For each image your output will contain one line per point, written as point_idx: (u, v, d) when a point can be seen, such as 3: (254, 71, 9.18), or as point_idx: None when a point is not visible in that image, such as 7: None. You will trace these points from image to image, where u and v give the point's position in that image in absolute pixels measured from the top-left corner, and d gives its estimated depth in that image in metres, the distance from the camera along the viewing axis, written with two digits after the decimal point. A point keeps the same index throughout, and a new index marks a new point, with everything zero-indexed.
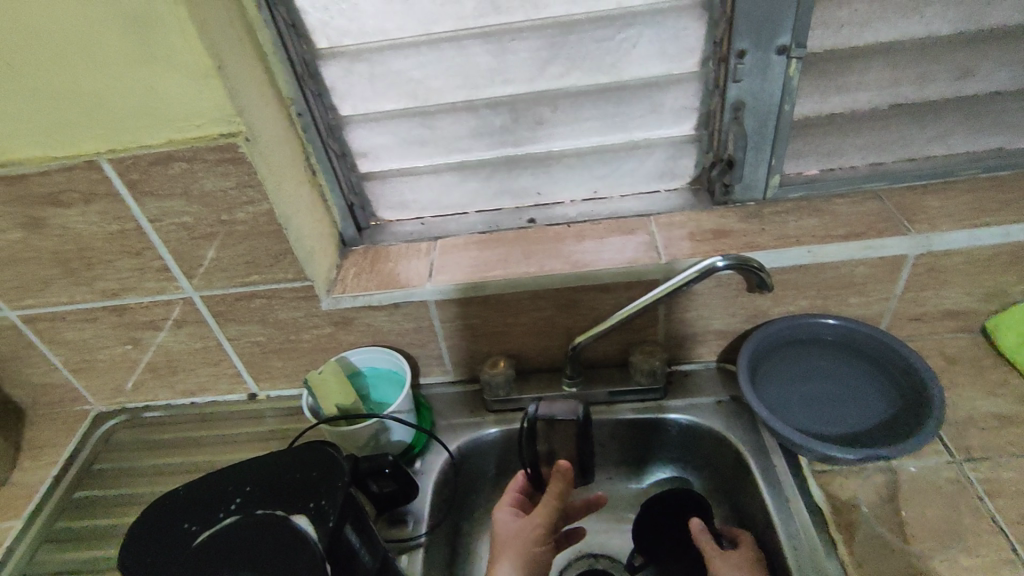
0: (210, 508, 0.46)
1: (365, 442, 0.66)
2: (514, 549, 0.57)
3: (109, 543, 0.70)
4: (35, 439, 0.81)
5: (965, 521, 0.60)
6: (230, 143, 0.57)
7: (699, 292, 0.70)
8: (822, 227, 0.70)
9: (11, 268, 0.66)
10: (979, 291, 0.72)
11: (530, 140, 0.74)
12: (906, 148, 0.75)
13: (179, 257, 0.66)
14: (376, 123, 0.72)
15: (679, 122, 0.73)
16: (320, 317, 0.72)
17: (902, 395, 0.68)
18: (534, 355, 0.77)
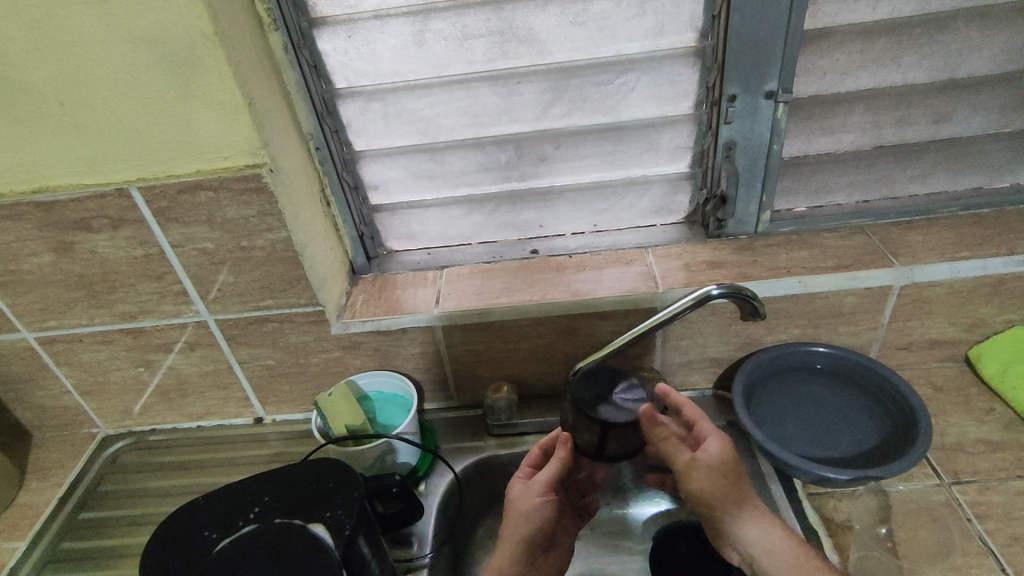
0: (231, 517, 0.48)
1: (372, 462, 0.68)
2: (512, 518, 0.61)
3: (113, 564, 0.71)
4: (42, 461, 0.82)
5: (956, 543, 0.62)
6: (255, 173, 0.61)
7: (695, 320, 0.73)
8: (811, 259, 0.74)
9: (35, 291, 0.69)
10: (962, 322, 0.75)
11: (534, 175, 0.78)
12: (889, 186, 0.79)
13: (198, 282, 0.69)
14: (389, 158, 0.76)
15: (674, 160, 0.77)
16: (329, 341, 0.75)
17: (893, 421, 0.70)
18: (535, 381, 0.80)
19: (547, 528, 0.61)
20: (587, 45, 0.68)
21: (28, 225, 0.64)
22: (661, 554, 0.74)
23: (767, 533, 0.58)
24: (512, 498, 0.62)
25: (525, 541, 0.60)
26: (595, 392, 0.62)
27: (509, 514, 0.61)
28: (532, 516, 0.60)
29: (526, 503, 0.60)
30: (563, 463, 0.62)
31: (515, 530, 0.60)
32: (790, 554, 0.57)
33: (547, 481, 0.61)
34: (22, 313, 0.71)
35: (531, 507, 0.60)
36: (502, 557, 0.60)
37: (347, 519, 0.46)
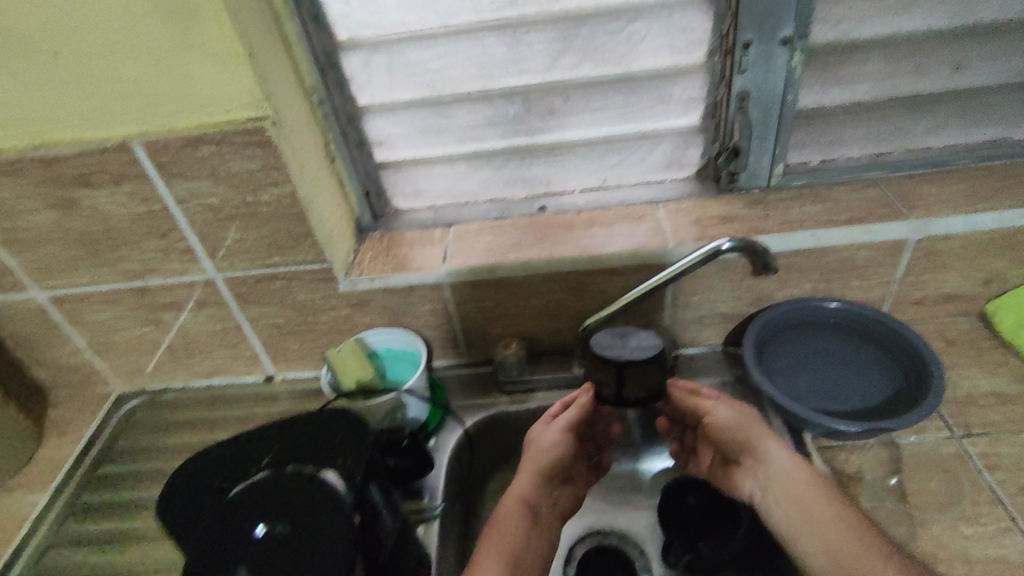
0: (244, 467, 0.50)
1: (382, 417, 0.69)
2: (530, 451, 0.64)
3: (131, 515, 0.72)
4: (58, 418, 0.83)
5: (965, 493, 0.62)
6: (258, 126, 0.59)
7: (705, 275, 0.72)
8: (826, 213, 0.72)
9: (42, 249, 0.69)
10: (977, 276, 0.74)
11: (541, 130, 0.77)
12: (907, 138, 0.77)
13: (204, 238, 0.68)
14: (394, 113, 0.74)
15: (686, 113, 0.75)
16: (337, 299, 0.75)
17: (904, 375, 0.70)
18: (544, 338, 0.80)
19: (565, 463, 0.65)
20: None
21: (32, 181, 0.63)
22: (668, 512, 0.71)
23: (780, 456, 0.58)
24: (532, 434, 0.66)
25: (542, 471, 0.62)
26: (615, 354, 0.62)
27: (529, 448, 0.64)
28: (550, 448, 0.63)
29: (546, 438, 0.64)
30: (581, 407, 0.65)
31: (533, 459, 0.62)
32: (802, 476, 0.57)
33: (568, 421, 0.65)
34: (31, 271, 0.71)
35: (550, 441, 0.64)
36: (523, 484, 0.61)
37: (357, 468, 0.48)
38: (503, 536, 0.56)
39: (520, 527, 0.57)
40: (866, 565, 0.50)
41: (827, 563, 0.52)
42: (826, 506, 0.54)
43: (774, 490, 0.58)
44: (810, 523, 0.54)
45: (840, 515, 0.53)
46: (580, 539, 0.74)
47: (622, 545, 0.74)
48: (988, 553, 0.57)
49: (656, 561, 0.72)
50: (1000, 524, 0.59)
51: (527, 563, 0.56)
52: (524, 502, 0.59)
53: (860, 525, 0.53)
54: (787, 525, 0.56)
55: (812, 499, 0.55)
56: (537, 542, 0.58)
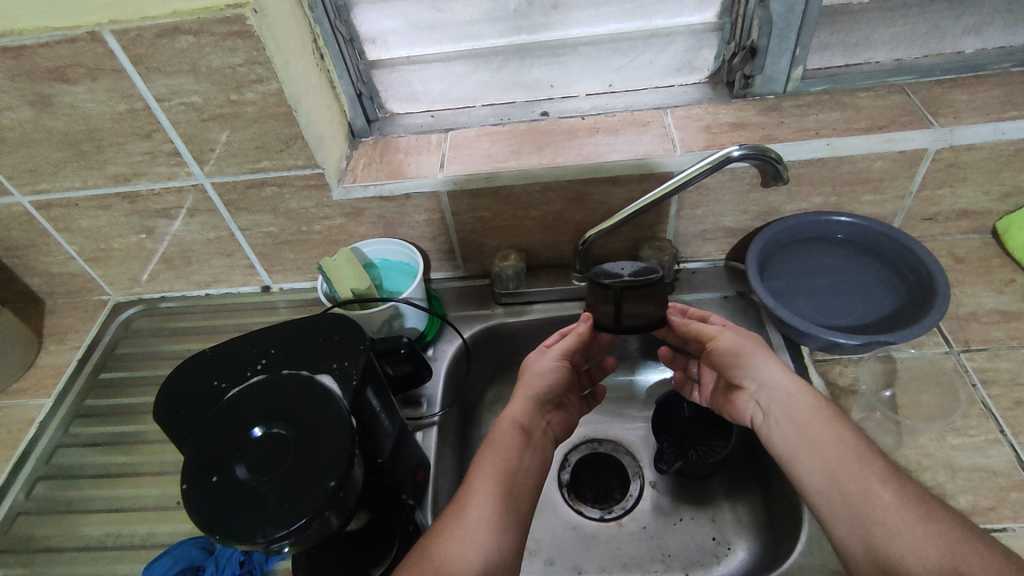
0: (239, 368, 0.50)
1: (380, 326, 0.69)
2: (525, 377, 0.62)
3: (137, 419, 0.74)
4: (58, 325, 0.84)
5: (958, 405, 0.63)
6: (237, 14, 0.55)
7: (712, 186, 0.69)
8: (844, 120, 0.68)
9: (21, 150, 0.66)
10: (996, 190, 0.71)
11: (545, 26, 0.71)
12: (939, 39, 0.72)
13: (189, 140, 0.65)
14: (385, 4, 0.69)
15: (701, 8, 0.70)
16: (331, 208, 0.72)
17: (909, 290, 0.69)
18: (543, 251, 0.78)
19: (561, 390, 0.63)
20: None
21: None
22: (661, 421, 0.74)
23: (781, 377, 0.57)
24: (527, 362, 0.64)
25: (538, 395, 0.60)
26: (606, 275, 0.62)
27: (524, 375, 0.63)
28: (546, 374, 0.61)
29: (542, 364, 0.63)
30: (578, 335, 0.64)
31: (527, 384, 0.60)
32: (802, 397, 0.56)
33: (566, 348, 0.64)
34: (12, 174, 0.68)
35: (545, 367, 0.62)
36: (517, 407, 0.59)
37: (354, 370, 0.48)
38: (497, 455, 0.54)
39: (516, 446, 0.55)
40: (862, 481, 0.50)
41: (823, 481, 0.52)
42: (825, 425, 0.54)
43: (775, 412, 0.57)
44: (810, 442, 0.53)
45: (840, 437, 0.53)
46: (576, 446, 0.77)
47: (614, 453, 0.77)
48: (975, 463, 0.59)
49: (647, 466, 0.75)
50: (990, 435, 0.60)
51: (522, 481, 0.53)
52: (518, 424, 0.57)
53: (857, 443, 0.52)
54: (787, 445, 0.55)
55: (813, 420, 0.54)
56: (533, 462, 0.56)
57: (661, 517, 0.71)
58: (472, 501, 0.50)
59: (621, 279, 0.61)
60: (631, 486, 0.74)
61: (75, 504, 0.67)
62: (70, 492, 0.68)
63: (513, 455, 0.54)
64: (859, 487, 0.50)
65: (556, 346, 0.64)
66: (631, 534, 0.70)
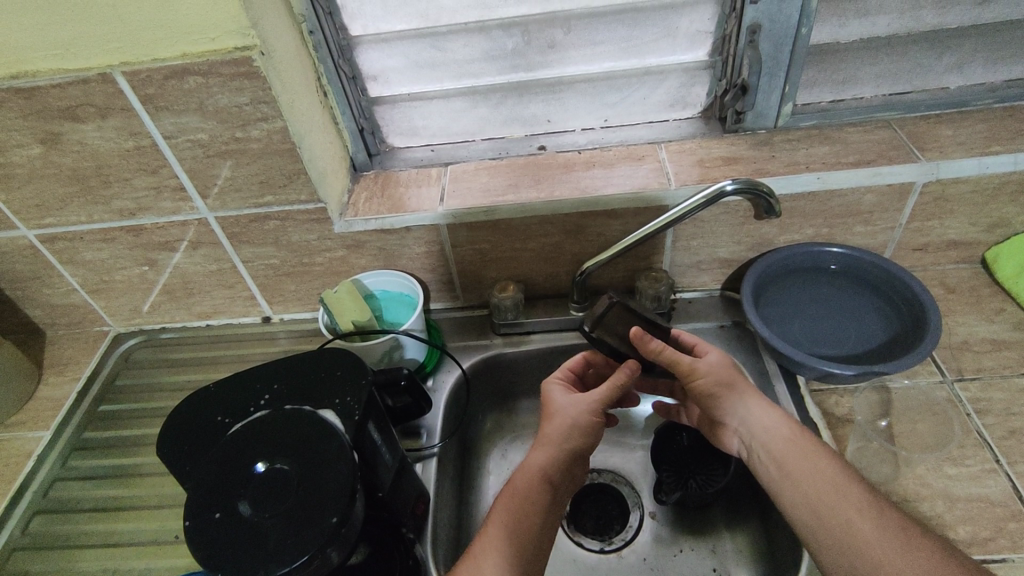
0: (242, 404, 0.51)
1: (380, 358, 0.69)
2: (551, 423, 0.61)
3: (134, 451, 0.74)
4: (58, 356, 0.84)
5: (953, 434, 0.64)
6: (245, 56, 0.56)
7: (706, 219, 0.71)
8: (832, 155, 0.70)
9: (29, 185, 0.67)
10: (983, 222, 0.73)
11: (542, 65, 0.73)
12: (923, 76, 0.74)
13: (194, 176, 0.67)
14: (387, 44, 0.71)
15: (693, 48, 0.72)
16: (333, 240, 0.74)
17: (902, 320, 0.70)
18: (542, 281, 0.79)
19: (592, 442, 0.61)
20: None
21: (11, 115, 0.60)
22: (661, 452, 0.74)
23: (760, 416, 0.59)
24: (549, 403, 0.63)
25: (567, 447, 0.59)
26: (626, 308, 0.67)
27: (555, 423, 0.61)
28: (577, 425, 0.60)
29: (570, 411, 0.61)
30: (619, 383, 0.61)
31: (553, 434, 0.60)
32: (782, 432, 0.58)
33: (602, 399, 0.61)
34: (19, 209, 0.70)
35: (578, 417, 0.60)
36: (540, 457, 0.58)
37: (356, 406, 0.49)
38: (523, 510, 0.55)
39: (541, 500, 0.56)
40: (844, 515, 0.51)
41: (808, 516, 0.53)
42: (808, 462, 0.55)
43: (760, 450, 0.58)
44: (793, 478, 0.55)
45: (818, 469, 0.54)
46: None
47: (613, 483, 0.77)
48: (971, 493, 0.59)
49: (647, 496, 0.75)
50: (986, 465, 0.61)
51: (536, 536, 0.55)
52: (541, 476, 0.57)
53: (837, 473, 0.54)
54: (773, 483, 0.57)
55: (790, 454, 0.56)
56: (553, 514, 0.57)
57: (661, 548, 0.70)
58: (485, 557, 0.52)
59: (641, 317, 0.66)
60: (631, 517, 0.74)
61: (72, 540, 0.66)
62: (67, 527, 0.67)
63: (536, 508, 0.56)
64: (840, 520, 0.51)
65: (591, 394, 0.61)
66: (631, 566, 0.70)
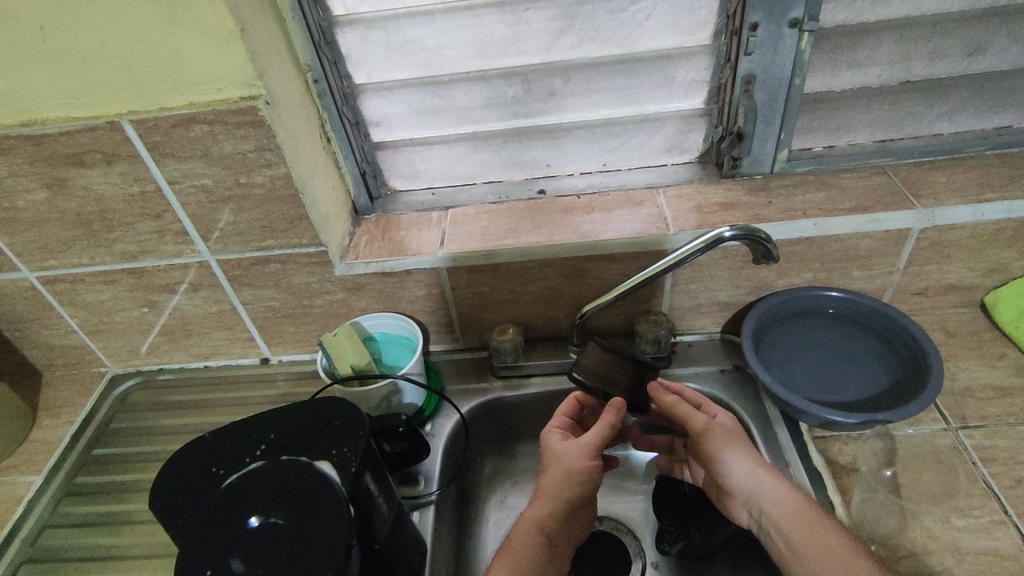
0: (239, 455, 0.50)
1: (378, 403, 0.69)
2: (543, 472, 0.63)
3: (127, 497, 0.73)
4: (54, 398, 0.83)
5: (960, 484, 0.63)
6: (251, 106, 0.58)
7: (705, 263, 0.71)
8: (829, 201, 0.71)
9: (33, 229, 0.68)
10: (980, 267, 0.73)
11: (542, 112, 0.75)
12: (915, 124, 0.75)
13: (197, 220, 0.67)
14: (390, 92, 0.72)
15: (689, 96, 0.73)
16: (333, 283, 0.74)
17: (904, 366, 0.70)
18: (541, 324, 0.79)
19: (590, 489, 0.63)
20: None
21: (19, 161, 0.61)
22: (664, 501, 0.72)
23: (764, 484, 0.58)
24: (546, 450, 0.64)
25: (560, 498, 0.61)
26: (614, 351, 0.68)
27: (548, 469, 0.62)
28: (571, 475, 0.61)
29: (560, 458, 0.62)
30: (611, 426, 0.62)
31: (548, 487, 0.61)
32: (790, 505, 0.57)
33: (591, 444, 0.62)
34: (22, 251, 0.70)
35: (573, 463, 0.62)
36: (534, 512, 0.60)
37: (354, 457, 0.48)
38: (514, 565, 0.56)
39: (533, 556, 0.57)
40: None
41: None
42: (813, 535, 0.54)
43: (766, 522, 0.58)
44: (801, 553, 0.54)
45: (828, 545, 0.53)
46: None
47: (615, 532, 0.75)
48: (981, 546, 0.58)
49: (649, 545, 0.73)
50: (994, 516, 0.60)
51: None
52: (538, 533, 0.59)
53: (847, 548, 0.53)
54: (781, 557, 0.56)
55: (797, 529, 0.55)
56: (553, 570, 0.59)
57: None
58: None
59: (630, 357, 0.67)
60: (632, 567, 0.72)
61: None
62: None
63: (530, 564, 0.57)
64: None
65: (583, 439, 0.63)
66: None
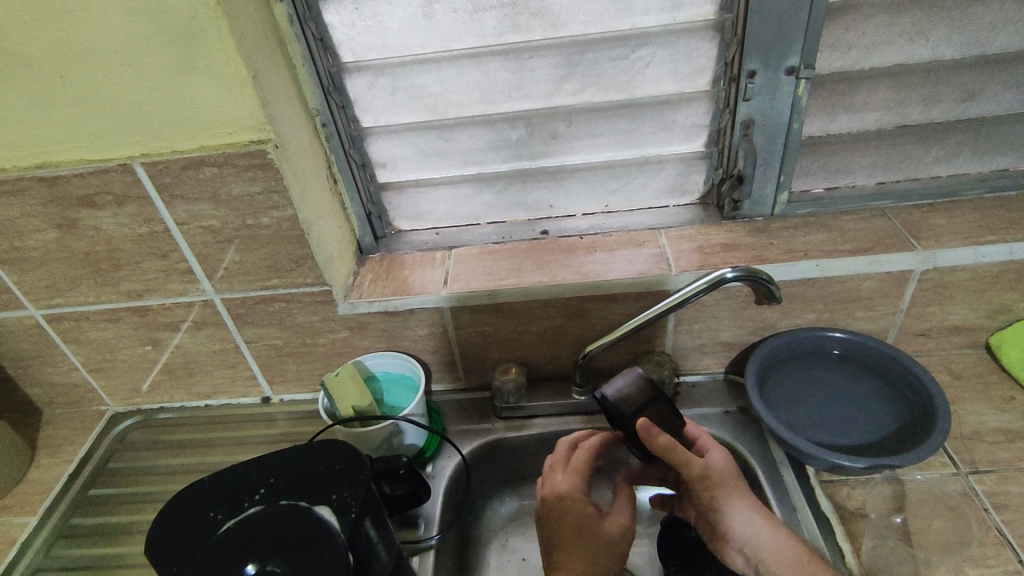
0: (236, 499, 0.49)
1: (379, 444, 0.68)
2: (599, 551, 0.61)
3: (121, 540, 0.71)
4: (52, 437, 0.83)
5: (972, 531, 0.61)
6: (260, 149, 0.59)
7: (708, 303, 0.71)
8: (830, 242, 0.72)
9: (41, 267, 0.69)
10: (984, 308, 0.73)
11: (545, 154, 0.76)
12: (913, 167, 0.77)
13: (203, 260, 0.68)
14: (397, 135, 0.74)
15: (690, 139, 0.75)
16: (336, 322, 0.74)
17: (910, 409, 0.69)
18: (544, 364, 0.79)
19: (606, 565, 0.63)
20: (602, 18, 0.65)
21: (31, 202, 0.63)
22: (667, 545, 0.71)
23: (762, 533, 0.57)
24: (597, 523, 0.62)
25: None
26: (652, 390, 0.63)
27: (592, 553, 0.60)
28: (613, 561, 0.61)
29: (607, 537, 0.61)
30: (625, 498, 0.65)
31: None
32: (791, 555, 0.56)
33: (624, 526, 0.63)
34: (29, 289, 0.71)
35: (615, 547, 0.62)
36: None
37: (354, 502, 0.47)
38: None
39: None
40: None
41: None
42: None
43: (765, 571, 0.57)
44: None
45: None
46: None
47: None
48: None
49: None
50: (1008, 566, 0.58)
51: None
52: None
53: None
54: None
55: None
56: None
57: None
58: None
59: (664, 403, 0.62)
60: None
61: None
62: None
63: None
64: None
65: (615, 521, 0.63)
66: None
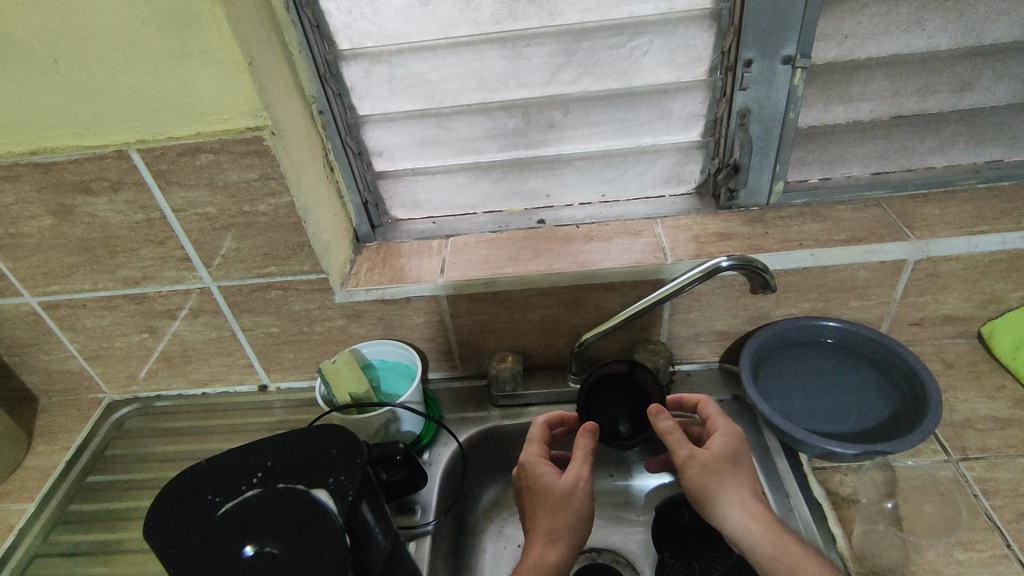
0: (233, 483, 0.50)
1: (376, 431, 0.68)
2: (566, 530, 0.59)
3: (118, 526, 0.72)
4: (49, 425, 0.83)
5: (961, 517, 0.62)
6: (257, 136, 0.59)
7: (702, 292, 0.72)
8: (825, 232, 0.72)
9: (36, 254, 0.68)
10: (977, 298, 0.74)
11: (542, 143, 0.76)
12: (908, 158, 0.77)
13: (199, 247, 0.68)
14: (393, 123, 0.74)
15: (686, 128, 0.75)
16: (333, 310, 0.74)
17: (903, 396, 0.70)
18: (540, 352, 0.80)
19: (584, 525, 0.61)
20: (599, 6, 0.65)
21: (26, 187, 0.62)
22: (662, 530, 0.72)
23: (749, 522, 0.57)
24: (567, 502, 0.59)
25: (560, 533, 0.58)
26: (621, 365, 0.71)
27: (545, 508, 0.60)
28: (567, 510, 0.59)
29: (557, 490, 0.60)
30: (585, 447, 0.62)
31: (547, 527, 0.59)
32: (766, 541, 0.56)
33: (581, 476, 0.61)
34: (25, 276, 0.71)
35: (570, 500, 0.60)
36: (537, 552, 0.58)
37: (350, 485, 0.48)
38: None
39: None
40: None
41: None
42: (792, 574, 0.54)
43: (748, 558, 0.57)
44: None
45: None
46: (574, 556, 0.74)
47: (616, 564, 0.73)
48: None
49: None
50: (997, 550, 0.59)
51: None
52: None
53: None
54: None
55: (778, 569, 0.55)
56: None
57: None
58: None
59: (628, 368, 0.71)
60: None
61: None
62: None
63: None
64: None
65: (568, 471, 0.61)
66: None
